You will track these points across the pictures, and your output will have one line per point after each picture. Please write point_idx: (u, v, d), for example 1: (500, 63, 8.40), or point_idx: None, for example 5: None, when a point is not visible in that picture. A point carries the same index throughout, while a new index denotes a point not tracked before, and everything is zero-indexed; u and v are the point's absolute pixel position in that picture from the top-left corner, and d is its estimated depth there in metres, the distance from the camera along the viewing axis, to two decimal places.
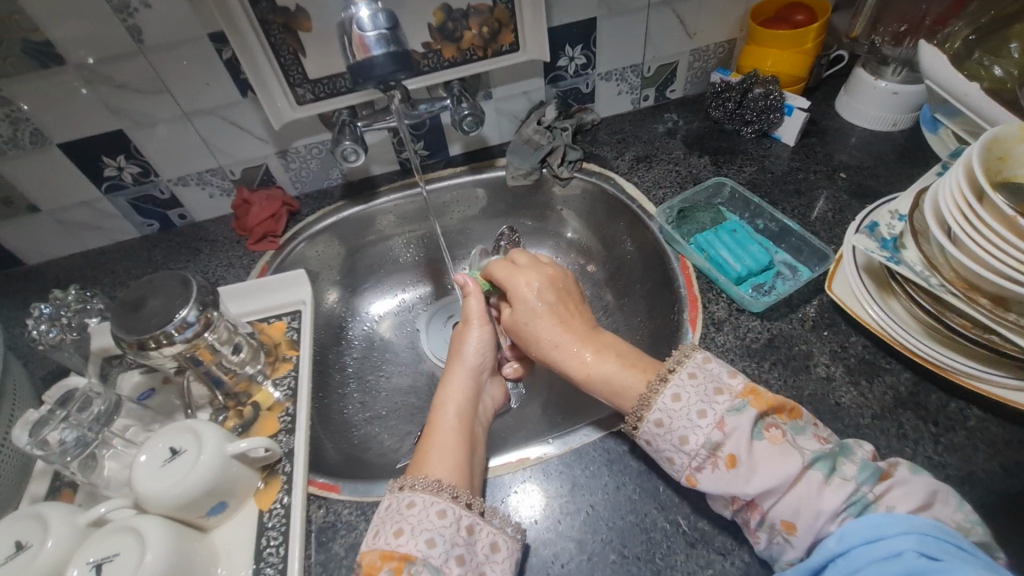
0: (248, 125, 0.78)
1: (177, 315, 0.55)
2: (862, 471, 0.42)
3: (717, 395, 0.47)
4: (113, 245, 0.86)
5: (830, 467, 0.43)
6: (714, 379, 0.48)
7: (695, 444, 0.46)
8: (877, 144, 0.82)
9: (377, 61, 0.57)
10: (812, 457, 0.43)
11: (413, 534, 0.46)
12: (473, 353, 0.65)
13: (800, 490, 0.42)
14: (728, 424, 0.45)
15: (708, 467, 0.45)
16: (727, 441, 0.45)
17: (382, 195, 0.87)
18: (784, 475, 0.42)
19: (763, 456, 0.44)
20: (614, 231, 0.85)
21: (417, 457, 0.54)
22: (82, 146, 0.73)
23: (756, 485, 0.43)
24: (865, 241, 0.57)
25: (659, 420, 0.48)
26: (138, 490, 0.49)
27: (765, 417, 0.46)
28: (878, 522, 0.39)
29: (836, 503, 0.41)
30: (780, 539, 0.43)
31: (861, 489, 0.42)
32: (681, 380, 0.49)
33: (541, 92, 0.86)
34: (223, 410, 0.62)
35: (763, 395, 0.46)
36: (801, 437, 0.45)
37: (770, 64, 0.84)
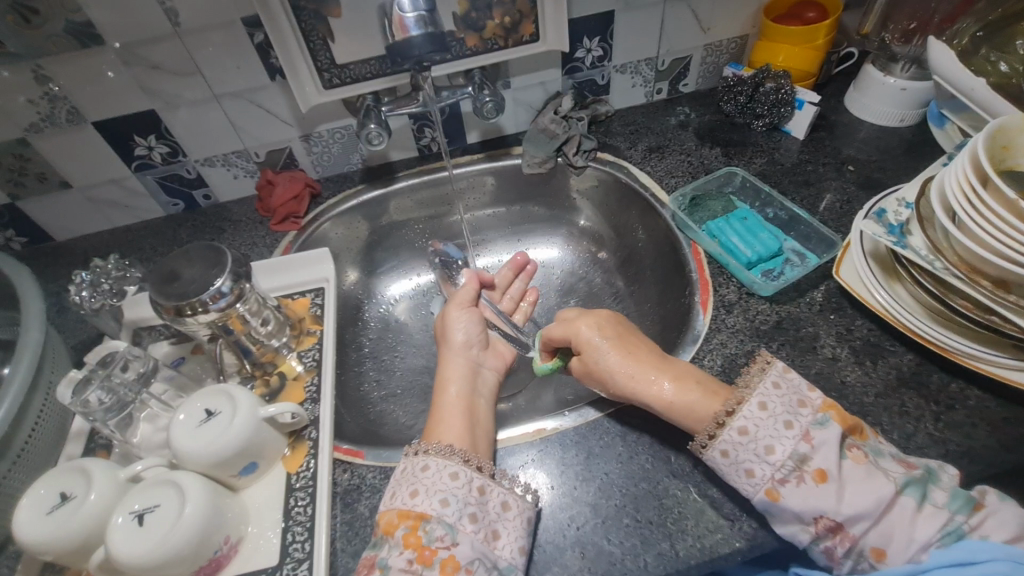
0: (275, 108, 0.80)
1: (212, 285, 0.57)
2: (953, 499, 0.45)
3: (801, 408, 0.49)
4: (139, 223, 0.89)
5: (922, 494, 0.45)
6: (797, 391, 0.50)
7: (782, 454, 0.47)
8: (884, 139, 0.84)
9: (415, 41, 0.64)
10: (902, 481, 0.45)
11: (427, 495, 0.49)
12: (462, 331, 0.67)
13: (893, 517, 0.44)
14: (815, 437, 0.47)
15: (794, 480, 0.46)
16: (816, 455, 0.46)
17: (402, 179, 0.90)
18: (879, 497, 0.44)
19: (854, 475, 0.45)
20: (627, 219, 0.88)
21: (426, 428, 0.57)
22: (116, 125, 0.76)
23: (847, 507, 0.44)
24: (873, 227, 0.59)
25: (744, 429, 0.49)
26: (176, 448, 0.52)
27: (846, 436, 0.48)
28: (970, 548, 0.42)
29: (931, 533, 0.44)
30: (866, 564, 0.45)
31: (956, 518, 0.44)
32: (766, 390, 0.50)
33: (559, 83, 0.89)
34: (251, 379, 0.65)
35: (842, 412, 0.48)
36: (882, 459, 0.47)
37: (781, 59, 0.86)
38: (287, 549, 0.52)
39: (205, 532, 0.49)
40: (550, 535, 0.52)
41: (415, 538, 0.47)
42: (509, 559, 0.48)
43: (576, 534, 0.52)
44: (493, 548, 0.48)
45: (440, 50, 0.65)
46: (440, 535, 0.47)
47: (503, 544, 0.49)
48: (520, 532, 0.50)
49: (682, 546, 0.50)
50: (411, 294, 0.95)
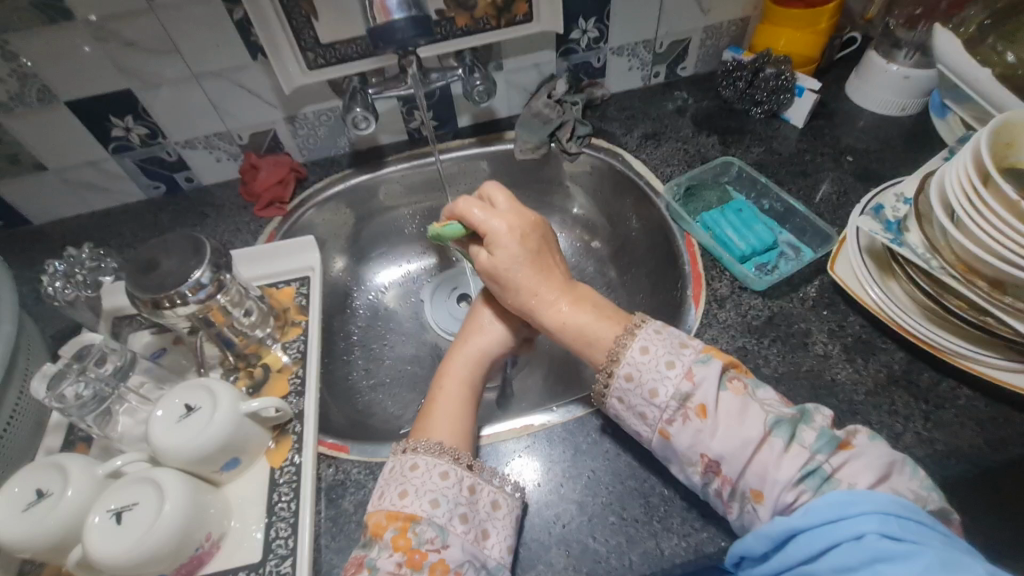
0: (258, 89, 0.77)
1: (191, 277, 0.55)
2: (819, 439, 0.45)
3: (682, 349, 0.51)
4: (119, 206, 0.86)
5: (791, 434, 0.46)
6: (677, 336, 0.52)
7: (665, 395, 0.49)
8: (884, 128, 0.83)
9: (398, 26, 0.60)
10: (772, 421, 0.46)
11: (417, 496, 0.49)
12: (496, 338, 0.65)
13: (761, 456, 0.45)
14: (696, 375, 0.49)
15: (679, 419, 0.48)
16: (697, 392, 0.48)
17: (389, 164, 0.87)
18: (749, 434, 0.46)
19: (728, 407, 0.47)
20: (620, 207, 0.86)
21: (423, 419, 0.56)
22: (90, 105, 0.73)
23: (717, 443, 0.46)
24: (869, 223, 0.58)
25: (629, 374, 0.51)
26: (154, 444, 0.51)
27: (727, 370, 0.50)
28: (856, 499, 0.40)
29: (792, 473, 0.44)
30: (748, 507, 0.46)
31: (817, 457, 0.44)
32: (648, 335, 0.52)
33: (552, 65, 0.86)
34: (234, 371, 0.64)
35: (721, 353, 0.51)
36: (761, 391, 0.49)
37: (782, 43, 0.84)
38: (270, 546, 0.52)
39: (186, 530, 0.48)
40: (536, 533, 0.52)
41: (405, 541, 0.47)
42: (497, 558, 0.48)
43: (563, 532, 0.52)
44: (482, 547, 0.48)
45: (425, 34, 0.61)
46: (430, 537, 0.47)
47: (490, 543, 0.49)
48: (507, 531, 0.50)
49: (668, 545, 0.50)
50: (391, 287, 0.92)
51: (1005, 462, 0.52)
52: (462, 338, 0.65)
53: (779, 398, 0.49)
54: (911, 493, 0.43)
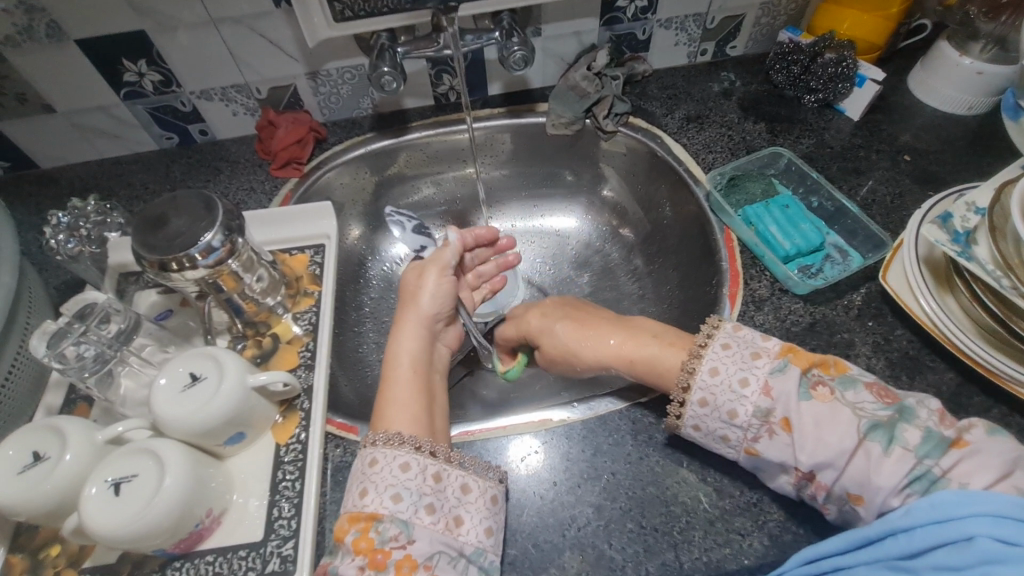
0: (280, 40, 0.72)
1: (201, 240, 0.51)
2: (925, 442, 0.40)
3: (755, 360, 0.46)
4: (130, 155, 0.83)
5: (889, 437, 0.41)
6: (749, 345, 0.47)
7: (745, 416, 0.45)
8: (946, 128, 0.77)
9: None
10: (868, 426, 0.42)
11: (377, 492, 0.45)
12: (432, 296, 0.63)
13: (859, 465, 0.41)
14: (774, 389, 0.44)
15: (765, 436, 0.45)
16: (777, 407, 0.44)
17: (413, 130, 0.83)
18: (841, 444, 0.42)
19: (814, 416, 0.43)
20: (654, 193, 0.81)
21: (376, 412, 0.53)
22: (102, 45, 0.69)
23: (810, 457, 0.42)
24: (934, 232, 0.54)
25: (703, 399, 0.46)
26: (156, 414, 0.48)
27: (809, 374, 0.45)
28: (968, 498, 0.35)
29: (897, 479, 0.40)
30: (847, 508, 0.43)
31: (926, 462, 0.40)
32: (716, 353, 0.47)
33: (594, 35, 0.80)
34: (242, 339, 0.61)
35: (801, 353, 0.46)
36: (851, 392, 0.44)
37: (846, 26, 0.77)
38: (272, 524, 0.50)
39: (186, 505, 0.46)
40: (549, 534, 0.49)
41: (366, 543, 0.44)
42: (475, 543, 0.46)
43: (577, 535, 0.49)
44: (456, 535, 0.46)
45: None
46: (394, 534, 0.44)
47: (466, 530, 0.46)
48: (483, 514, 0.47)
49: (687, 558, 0.48)
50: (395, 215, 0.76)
51: None
52: (397, 320, 0.62)
53: (873, 395, 0.44)
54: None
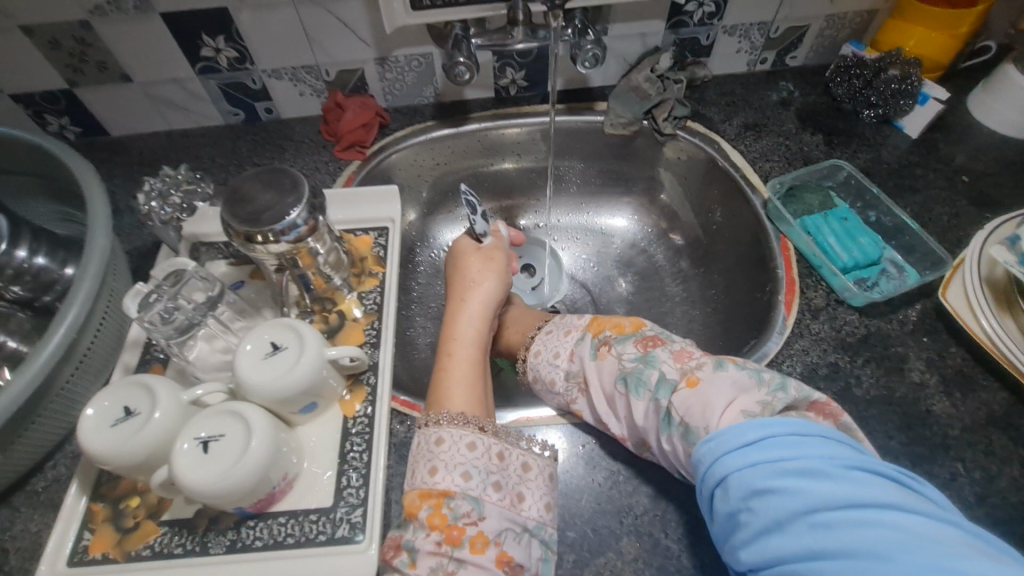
0: (355, 24, 0.74)
1: (287, 216, 0.53)
2: (662, 384, 0.49)
3: (566, 336, 0.60)
4: (196, 128, 0.85)
5: (654, 388, 0.49)
6: (567, 327, 0.61)
7: (559, 382, 0.57)
8: (1005, 151, 0.77)
9: None
10: (622, 379, 0.52)
11: (448, 470, 0.47)
12: (493, 287, 0.65)
13: (629, 411, 0.51)
14: (574, 355, 0.57)
15: (578, 396, 0.56)
16: (581, 370, 0.56)
17: (473, 120, 0.84)
18: (614, 394, 0.52)
19: (605, 375, 0.54)
20: (706, 198, 0.82)
21: (436, 391, 0.55)
22: (185, 20, 0.70)
23: (603, 410, 0.53)
24: (1003, 253, 0.54)
25: (536, 375, 0.59)
26: (241, 378, 0.50)
27: (599, 341, 0.56)
28: (759, 424, 0.41)
29: (653, 420, 0.48)
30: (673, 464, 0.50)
31: (662, 400, 0.48)
32: (541, 338, 0.62)
33: (659, 37, 0.81)
34: (310, 313, 0.63)
35: (603, 326, 0.58)
36: (624, 347, 0.54)
37: (912, 43, 0.78)
38: (342, 492, 0.52)
39: (268, 467, 0.48)
40: (607, 520, 0.51)
41: (440, 519, 0.45)
42: (537, 518, 0.48)
43: (634, 522, 0.51)
44: (519, 511, 0.48)
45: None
46: (466, 511, 0.46)
47: (528, 506, 0.48)
48: (542, 490, 0.50)
49: None
50: (468, 197, 0.65)
51: None
52: (459, 299, 0.64)
53: (668, 354, 0.51)
54: (757, 405, 0.43)
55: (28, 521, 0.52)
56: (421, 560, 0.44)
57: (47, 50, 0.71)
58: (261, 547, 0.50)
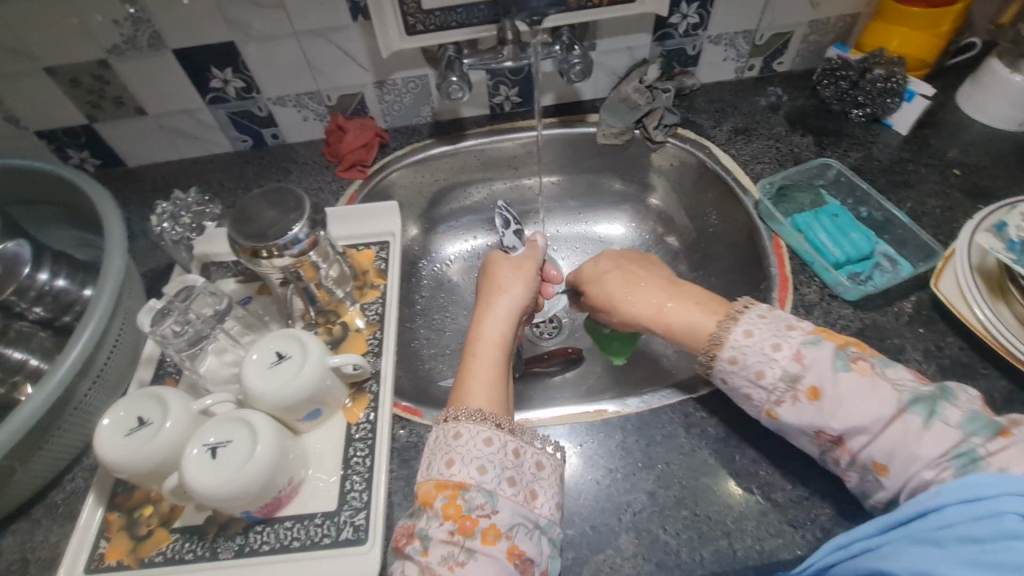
0: (354, 51, 0.78)
1: (290, 231, 0.56)
2: (968, 421, 0.43)
3: (790, 331, 0.50)
4: (207, 156, 0.89)
5: (929, 411, 0.44)
6: (785, 320, 0.51)
7: (773, 378, 0.49)
8: (997, 144, 0.78)
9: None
10: (907, 399, 0.45)
11: (464, 463, 0.48)
12: (521, 289, 0.64)
13: (891, 433, 0.44)
14: (805, 357, 0.48)
15: (788, 400, 0.48)
16: (807, 374, 0.48)
17: (470, 137, 0.87)
18: (881, 411, 0.45)
19: (849, 385, 0.46)
20: (700, 202, 0.84)
21: (458, 389, 0.56)
22: (195, 55, 0.75)
23: (841, 422, 0.46)
24: (990, 241, 0.55)
25: (732, 357, 0.51)
26: (247, 387, 0.53)
27: (848, 350, 0.48)
28: (988, 479, 0.37)
29: (938, 450, 0.43)
30: (869, 476, 0.46)
31: (971, 440, 0.42)
32: (752, 319, 0.51)
33: (646, 50, 0.84)
34: (314, 326, 0.65)
35: (833, 334, 0.50)
36: (892, 370, 0.47)
37: (895, 44, 0.79)
38: (345, 496, 0.53)
39: (273, 472, 0.50)
40: (606, 517, 0.52)
41: (454, 509, 0.46)
42: (548, 516, 0.49)
43: (633, 519, 0.51)
44: (532, 508, 0.48)
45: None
46: (479, 503, 0.47)
47: (541, 503, 0.49)
48: (554, 491, 0.50)
49: (741, 546, 0.49)
50: (503, 212, 0.79)
51: None
52: (485, 302, 0.64)
53: (911, 375, 0.47)
54: None
55: (47, 532, 0.54)
56: (432, 548, 0.45)
57: (68, 89, 0.76)
58: (268, 551, 0.51)
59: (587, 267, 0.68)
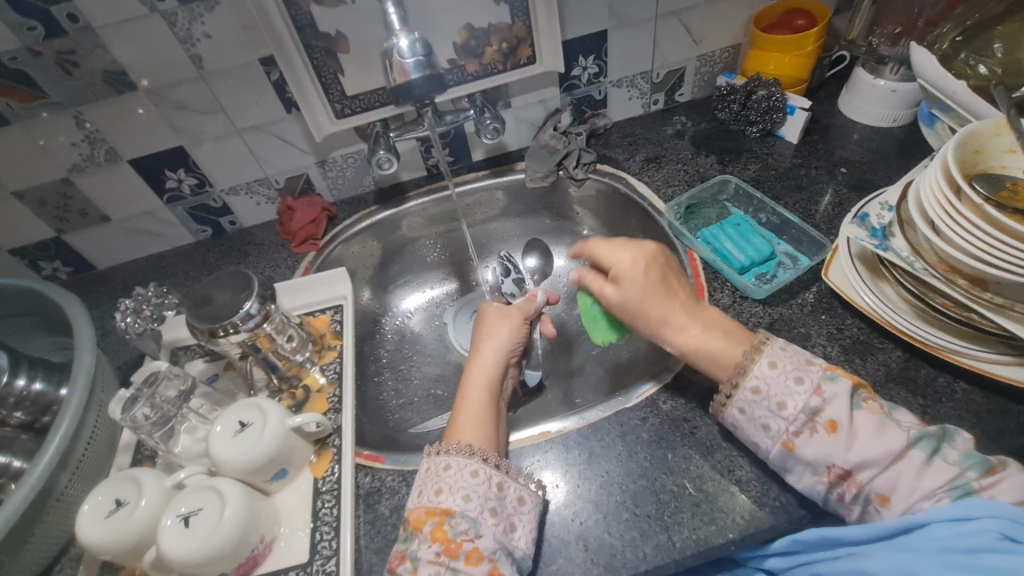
0: (292, 138, 0.86)
1: (242, 308, 0.63)
2: (966, 458, 0.48)
3: (810, 365, 0.53)
4: (171, 250, 0.96)
5: (933, 449, 0.48)
6: (803, 354, 0.54)
7: (793, 409, 0.51)
8: (877, 140, 0.87)
9: (413, 84, 0.62)
10: (915, 436, 0.49)
11: (451, 492, 0.53)
12: (506, 336, 0.69)
13: (899, 468, 0.48)
14: (826, 390, 0.51)
15: (807, 432, 0.51)
16: (828, 407, 0.50)
17: (411, 198, 0.95)
18: (888, 448, 0.48)
19: (864, 425, 0.49)
20: (626, 227, 0.91)
21: (451, 425, 0.61)
22: (149, 162, 0.83)
23: (856, 454, 0.49)
24: (855, 231, 0.62)
25: (756, 387, 0.53)
26: (215, 457, 0.57)
27: (858, 391, 0.52)
28: (970, 504, 0.45)
29: (936, 484, 0.47)
30: (871, 509, 0.50)
31: (967, 475, 0.47)
32: (775, 351, 0.55)
33: (557, 100, 0.93)
34: (278, 392, 0.70)
35: (851, 372, 0.53)
36: (896, 413, 0.52)
37: (772, 67, 0.90)
38: (316, 547, 0.58)
39: (244, 531, 0.54)
40: (556, 530, 0.56)
41: (442, 533, 0.51)
42: (523, 548, 0.53)
43: (580, 529, 0.56)
44: (510, 538, 0.52)
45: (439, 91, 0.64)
46: (464, 528, 0.51)
47: (518, 535, 0.53)
48: (532, 525, 0.54)
49: (679, 538, 0.54)
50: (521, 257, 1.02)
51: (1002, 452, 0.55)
52: (475, 347, 0.69)
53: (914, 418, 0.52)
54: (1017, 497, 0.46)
55: None
56: (422, 568, 0.50)
57: (36, 208, 0.83)
58: None
59: (622, 263, 0.63)
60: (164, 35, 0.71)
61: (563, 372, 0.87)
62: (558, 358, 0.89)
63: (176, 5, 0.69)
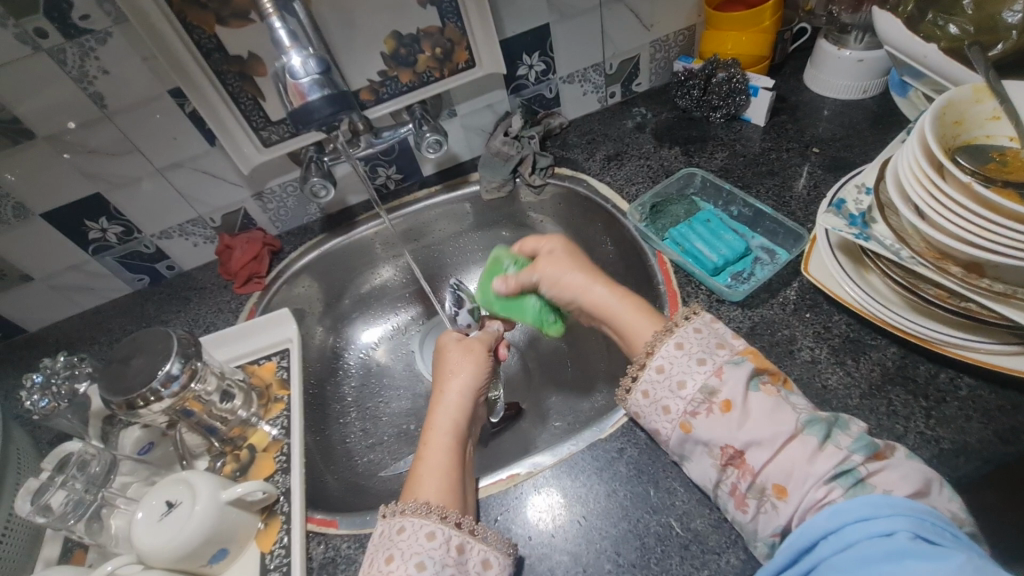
0: (221, 172, 0.79)
1: (161, 370, 0.56)
2: (856, 442, 0.43)
3: (718, 349, 0.50)
4: (108, 303, 0.89)
5: (825, 433, 0.43)
6: (717, 336, 0.51)
7: (692, 388, 0.49)
8: (849, 114, 0.81)
9: (314, 106, 0.57)
10: (805, 420, 0.44)
11: (403, 558, 0.46)
12: (473, 371, 0.62)
13: (790, 451, 0.43)
14: (725, 373, 0.48)
15: (704, 412, 0.48)
16: (723, 388, 0.47)
17: (360, 224, 0.89)
18: (775, 430, 0.44)
19: (760, 406, 0.46)
20: (592, 232, 0.85)
21: (409, 480, 0.53)
22: (65, 214, 0.76)
23: (745, 433, 0.45)
24: (833, 220, 0.56)
25: (660, 366, 0.51)
26: (140, 546, 0.51)
27: (760, 374, 0.48)
28: (873, 502, 0.37)
29: (826, 468, 0.42)
30: (768, 503, 0.44)
31: (853, 459, 0.42)
32: (686, 332, 0.52)
33: (506, 103, 0.87)
34: (221, 456, 0.64)
35: (762, 358, 0.49)
36: (794, 396, 0.47)
37: (730, 47, 0.83)
38: None
39: None
40: None
41: None
42: None
43: None
44: None
45: (343, 109, 0.58)
46: None
47: None
48: None
49: None
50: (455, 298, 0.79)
51: (1020, 454, 0.49)
52: (438, 387, 0.61)
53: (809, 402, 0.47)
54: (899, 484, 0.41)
55: None
56: None
57: None
58: None
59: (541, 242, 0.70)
60: (55, 75, 0.64)
61: (540, 394, 0.81)
62: (534, 380, 0.83)
63: (63, 40, 0.62)
